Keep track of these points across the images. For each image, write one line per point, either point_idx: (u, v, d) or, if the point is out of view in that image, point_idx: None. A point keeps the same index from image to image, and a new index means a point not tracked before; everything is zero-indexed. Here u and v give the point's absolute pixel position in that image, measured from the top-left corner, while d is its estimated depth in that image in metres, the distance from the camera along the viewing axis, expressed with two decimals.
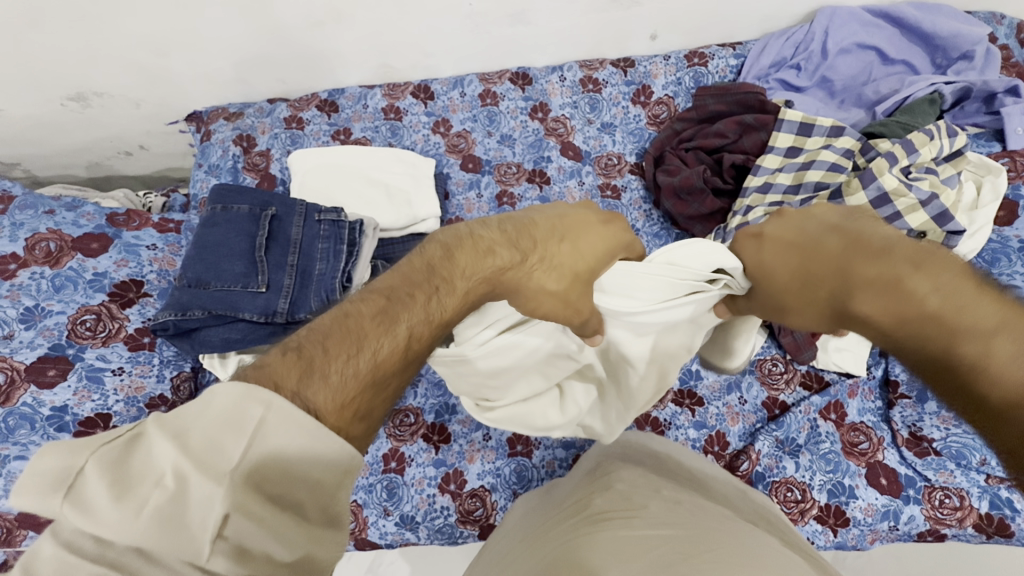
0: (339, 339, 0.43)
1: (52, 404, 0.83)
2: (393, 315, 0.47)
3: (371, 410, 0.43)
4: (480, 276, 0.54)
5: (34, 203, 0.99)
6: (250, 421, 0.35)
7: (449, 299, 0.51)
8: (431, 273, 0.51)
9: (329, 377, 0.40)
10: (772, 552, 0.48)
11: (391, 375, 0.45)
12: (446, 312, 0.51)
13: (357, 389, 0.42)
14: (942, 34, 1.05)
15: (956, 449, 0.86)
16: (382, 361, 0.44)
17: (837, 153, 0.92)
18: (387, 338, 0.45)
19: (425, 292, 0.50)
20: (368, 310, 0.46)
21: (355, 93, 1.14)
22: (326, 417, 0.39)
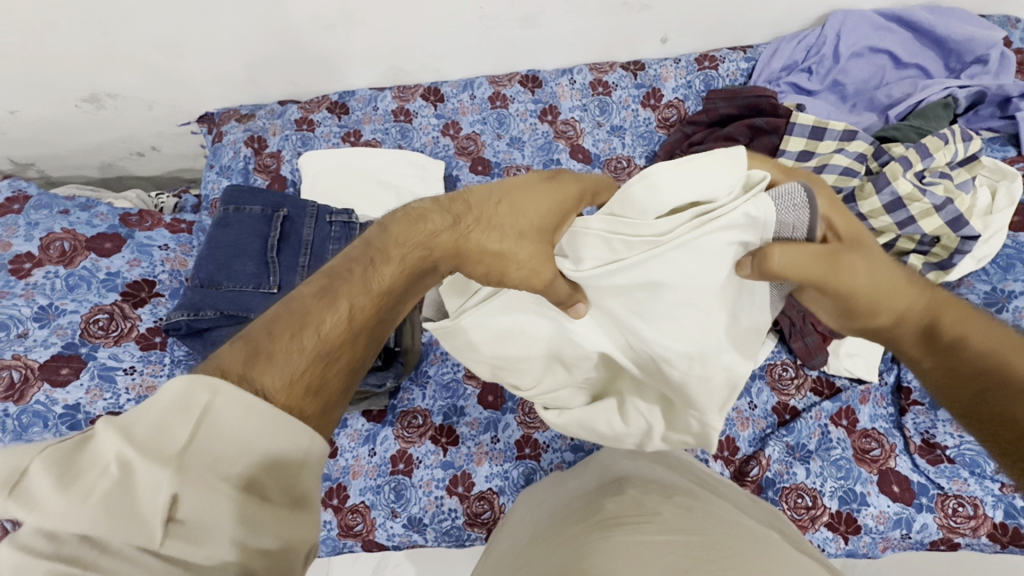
0: (283, 320, 0.40)
1: (64, 402, 0.84)
2: (333, 292, 0.42)
3: (328, 385, 0.40)
4: (414, 243, 0.47)
5: (49, 203, 1.00)
6: (196, 406, 0.33)
7: (389, 269, 0.45)
8: (366, 246, 0.46)
9: (275, 356, 0.38)
10: (781, 558, 0.47)
11: (352, 346, 0.42)
12: (393, 284, 0.45)
13: (305, 365, 0.38)
14: (955, 37, 1.04)
15: (969, 457, 0.85)
16: (327, 336, 0.40)
17: (850, 157, 0.91)
18: (330, 312, 0.41)
19: (363, 266, 0.44)
20: (310, 286, 0.42)
21: (366, 95, 1.15)
22: (280, 396, 0.37)
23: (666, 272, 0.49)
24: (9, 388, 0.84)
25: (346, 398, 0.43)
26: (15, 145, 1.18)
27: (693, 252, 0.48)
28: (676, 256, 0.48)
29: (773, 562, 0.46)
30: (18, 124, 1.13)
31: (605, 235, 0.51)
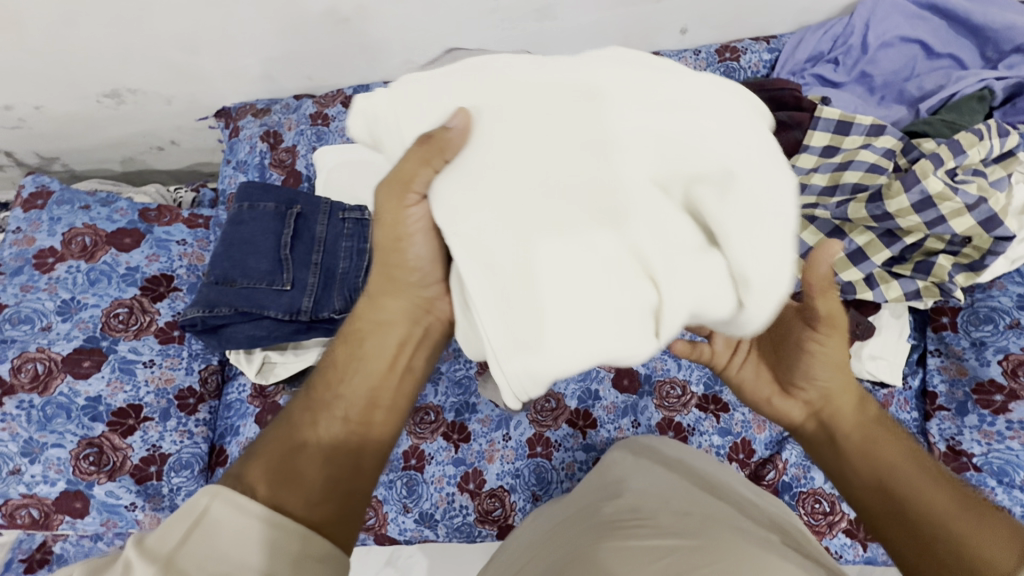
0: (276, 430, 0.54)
1: (86, 394, 0.86)
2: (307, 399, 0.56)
3: (305, 475, 0.49)
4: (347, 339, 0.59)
5: (70, 198, 1.01)
6: (195, 511, 0.42)
7: (341, 348, 0.58)
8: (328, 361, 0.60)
9: (260, 454, 0.51)
10: (780, 559, 0.46)
11: (322, 430, 0.53)
12: (342, 358, 0.57)
13: (276, 458, 0.50)
14: (993, 26, 0.99)
15: (997, 465, 0.79)
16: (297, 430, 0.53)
17: (877, 153, 0.88)
18: (304, 413, 0.54)
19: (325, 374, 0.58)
20: (299, 396, 0.57)
21: (380, 89, 1.14)
22: (259, 489, 0.46)
23: (529, 137, 0.43)
24: (33, 380, 0.86)
25: (338, 488, 0.50)
26: (40, 140, 1.20)
27: (502, 97, 0.45)
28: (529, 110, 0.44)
29: (770, 565, 0.45)
30: (43, 119, 1.15)
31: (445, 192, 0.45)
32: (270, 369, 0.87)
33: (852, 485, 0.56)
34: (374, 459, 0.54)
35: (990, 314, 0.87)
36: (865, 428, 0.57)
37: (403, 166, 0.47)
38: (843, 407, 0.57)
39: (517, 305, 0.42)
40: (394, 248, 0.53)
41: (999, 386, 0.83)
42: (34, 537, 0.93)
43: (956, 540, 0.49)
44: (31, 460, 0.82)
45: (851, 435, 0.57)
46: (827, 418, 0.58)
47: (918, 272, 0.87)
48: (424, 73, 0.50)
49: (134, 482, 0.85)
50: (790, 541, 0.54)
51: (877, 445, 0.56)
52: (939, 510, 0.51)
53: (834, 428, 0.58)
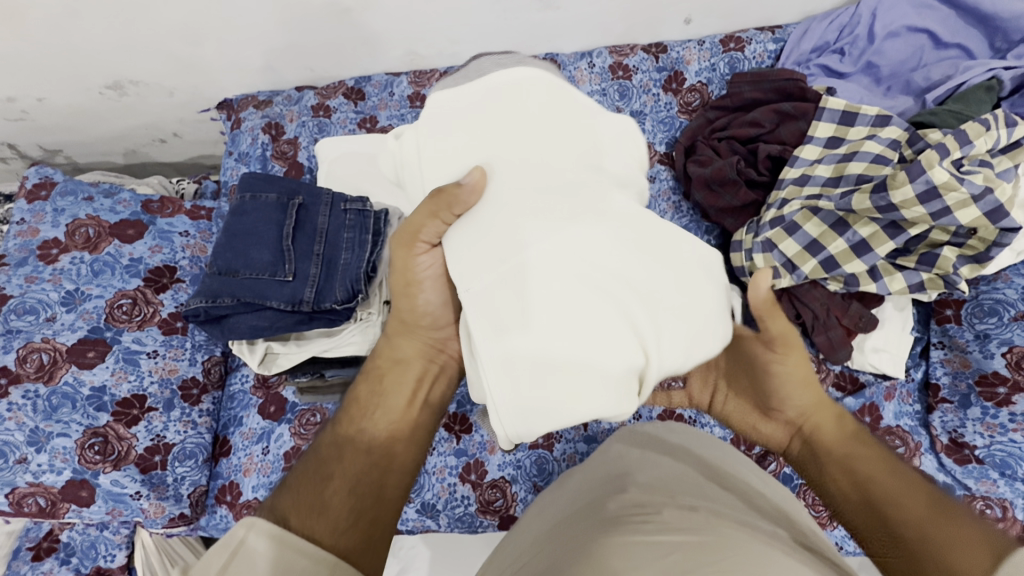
0: (311, 470, 0.54)
1: (91, 384, 0.87)
2: (338, 440, 0.57)
3: (331, 505, 0.50)
4: (369, 379, 0.62)
5: (74, 189, 1.01)
6: (233, 540, 0.42)
7: (363, 385, 0.62)
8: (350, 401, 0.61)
9: (293, 486, 0.51)
10: (778, 554, 0.46)
11: (347, 462, 0.55)
12: (364, 393, 0.60)
13: (313, 490, 0.51)
14: (1002, 15, 0.98)
15: (999, 458, 0.79)
16: (332, 467, 0.54)
17: (882, 144, 0.87)
18: (335, 452, 0.56)
19: (348, 415, 0.59)
20: (325, 433, 0.59)
21: (381, 81, 1.14)
22: (291, 520, 0.46)
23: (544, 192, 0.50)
24: (39, 370, 0.86)
25: (364, 515, 0.51)
26: (42, 132, 1.20)
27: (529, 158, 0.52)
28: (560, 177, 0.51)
29: (770, 560, 0.44)
30: (46, 111, 1.15)
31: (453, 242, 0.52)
32: (272, 359, 0.87)
33: (835, 496, 0.58)
34: (394, 483, 0.56)
35: (995, 306, 0.87)
36: (852, 444, 0.60)
37: (413, 219, 0.54)
38: (825, 428, 0.62)
39: (513, 318, 0.48)
40: (405, 293, 0.61)
41: (1002, 378, 0.82)
42: (41, 526, 0.94)
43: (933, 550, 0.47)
44: (37, 449, 0.83)
45: (832, 448, 0.61)
46: (809, 435, 0.63)
47: (922, 265, 0.87)
48: (452, 99, 0.55)
49: (138, 471, 0.85)
50: (794, 530, 0.54)
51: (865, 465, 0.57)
52: (915, 524, 0.50)
53: (816, 443, 0.62)
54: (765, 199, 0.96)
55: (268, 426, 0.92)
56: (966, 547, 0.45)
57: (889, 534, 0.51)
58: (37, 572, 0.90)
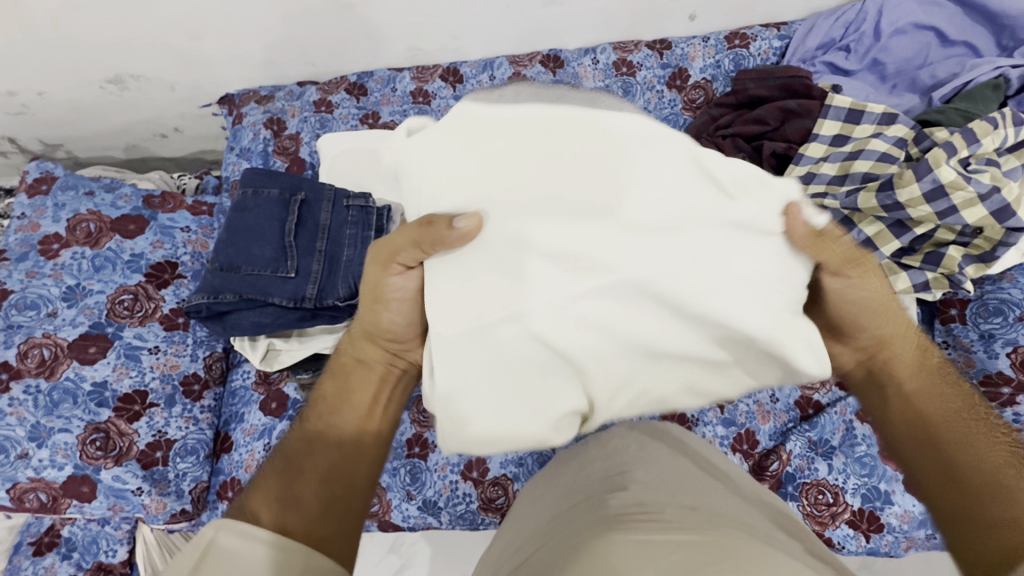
0: (279, 469, 0.53)
1: (92, 379, 0.87)
2: (309, 439, 0.56)
3: (304, 493, 0.50)
4: (336, 377, 0.61)
5: (75, 184, 1.01)
6: (204, 542, 0.43)
7: (329, 382, 0.61)
8: (319, 399, 0.60)
9: (262, 485, 0.51)
10: (777, 552, 0.46)
11: (314, 451, 0.55)
12: (330, 391, 0.60)
13: (279, 488, 0.50)
14: (1010, 12, 0.97)
15: None
16: (298, 465, 0.53)
17: (888, 142, 0.87)
18: (304, 451, 0.55)
19: (317, 412, 0.59)
20: (294, 431, 0.58)
21: (384, 76, 1.13)
22: (263, 516, 0.47)
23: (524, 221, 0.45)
24: (39, 365, 0.86)
25: (337, 502, 0.51)
26: (43, 126, 1.20)
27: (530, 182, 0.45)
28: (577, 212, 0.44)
29: (772, 558, 0.44)
30: (47, 105, 1.14)
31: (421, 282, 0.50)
32: (274, 356, 0.87)
33: (892, 435, 0.53)
34: (363, 475, 0.55)
35: (1000, 306, 0.86)
36: (924, 376, 0.53)
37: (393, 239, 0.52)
38: (899, 354, 0.54)
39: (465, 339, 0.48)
40: (372, 308, 0.59)
41: (1006, 379, 0.81)
42: (42, 520, 0.94)
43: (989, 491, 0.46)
44: (38, 445, 0.83)
45: (904, 384, 0.53)
46: (882, 369, 0.54)
47: (927, 263, 0.86)
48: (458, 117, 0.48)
49: (140, 467, 0.85)
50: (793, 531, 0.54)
51: (931, 399, 0.52)
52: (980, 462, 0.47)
53: (888, 378, 0.54)
54: None
55: (269, 422, 0.91)
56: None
57: (942, 471, 0.49)
58: (38, 567, 0.90)
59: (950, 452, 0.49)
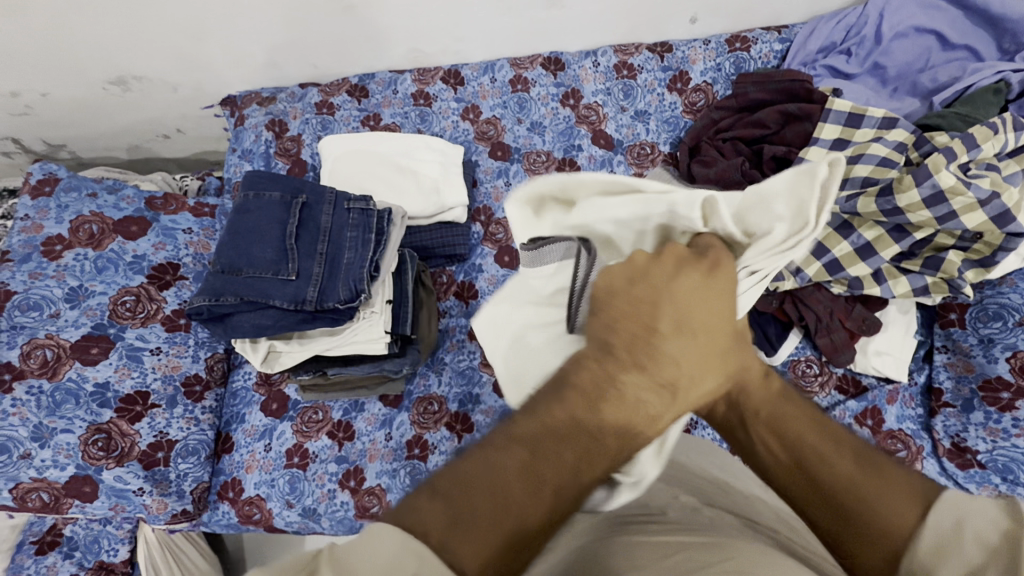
0: (480, 488, 0.33)
1: (94, 380, 0.87)
2: (530, 466, 0.34)
3: (515, 505, 0.33)
4: (609, 398, 0.37)
5: (78, 185, 1.01)
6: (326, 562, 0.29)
7: (571, 396, 0.37)
8: (572, 423, 0.36)
9: (465, 518, 0.31)
10: (780, 552, 0.46)
11: (522, 434, 0.36)
12: (616, 418, 0.36)
13: (482, 534, 0.31)
14: (1012, 16, 0.97)
15: (1002, 463, 0.79)
16: (507, 503, 0.33)
17: (889, 147, 0.87)
18: (520, 488, 0.33)
19: (546, 435, 0.36)
20: (500, 435, 0.35)
21: (385, 78, 1.14)
22: (454, 559, 0.30)
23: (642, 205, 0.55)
24: (42, 366, 0.87)
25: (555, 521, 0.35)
26: (46, 127, 1.20)
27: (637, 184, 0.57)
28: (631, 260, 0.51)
29: (776, 557, 0.44)
30: (50, 106, 1.15)
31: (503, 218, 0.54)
32: (275, 358, 0.88)
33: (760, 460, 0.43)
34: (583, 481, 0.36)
35: (1000, 311, 0.85)
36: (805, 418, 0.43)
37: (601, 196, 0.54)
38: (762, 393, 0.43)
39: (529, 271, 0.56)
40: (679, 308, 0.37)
41: (1006, 384, 0.81)
42: (45, 520, 0.94)
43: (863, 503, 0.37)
44: (41, 445, 0.83)
45: (761, 411, 0.43)
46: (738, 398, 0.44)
47: (926, 268, 0.86)
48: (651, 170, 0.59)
49: (141, 467, 0.86)
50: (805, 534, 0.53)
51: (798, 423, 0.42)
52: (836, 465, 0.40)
53: (744, 405, 0.44)
54: None
55: (270, 423, 0.92)
56: (894, 505, 0.36)
57: (806, 484, 0.40)
58: (41, 566, 0.91)
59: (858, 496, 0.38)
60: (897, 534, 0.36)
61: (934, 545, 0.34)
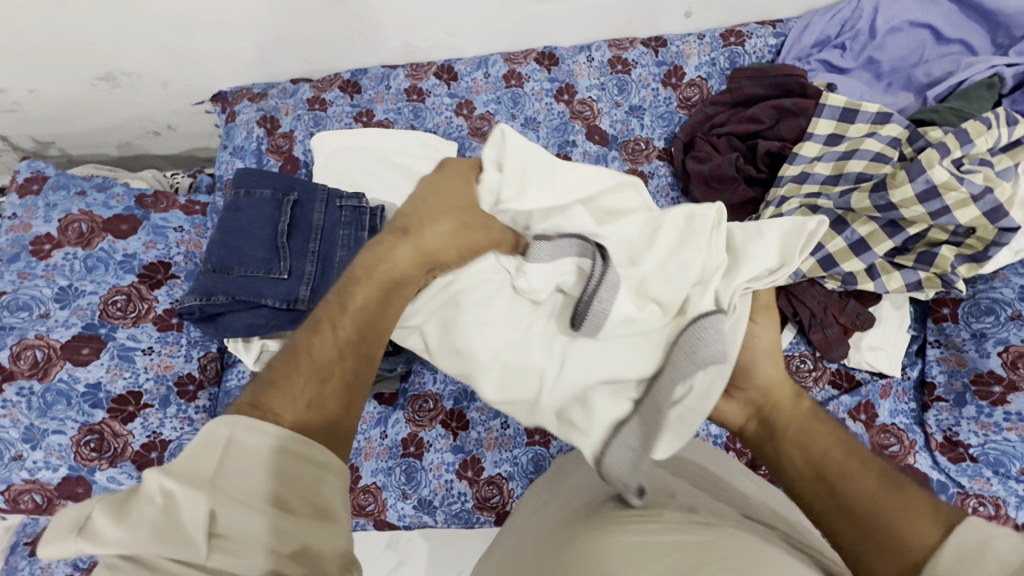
0: (297, 384, 0.44)
1: (86, 380, 0.87)
2: (320, 367, 0.46)
3: (323, 402, 0.44)
4: (355, 332, 0.49)
5: (66, 183, 1.00)
6: (160, 497, 0.35)
7: (310, 327, 0.49)
8: (305, 345, 0.47)
9: (306, 400, 0.43)
10: (771, 548, 0.46)
11: (316, 345, 0.47)
12: (360, 327, 0.50)
13: (329, 410, 0.44)
14: (1005, 10, 0.97)
15: (993, 456, 0.80)
16: (327, 396, 0.45)
17: (883, 142, 0.87)
18: (325, 386, 0.45)
19: (346, 353, 0.48)
20: (277, 363, 0.46)
21: (378, 74, 1.12)
22: (283, 416, 0.41)
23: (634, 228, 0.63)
24: (32, 367, 0.86)
25: (350, 410, 0.46)
26: (34, 124, 1.19)
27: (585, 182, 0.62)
28: (635, 257, 0.61)
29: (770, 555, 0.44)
30: (38, 102, 1.13)
31: (490, 149, 0.61)
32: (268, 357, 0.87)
33: (789, 473, 0.53)
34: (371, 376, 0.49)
35: (992, 305, 0.86)
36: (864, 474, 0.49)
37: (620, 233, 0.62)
38: (815, 442, 0.53)
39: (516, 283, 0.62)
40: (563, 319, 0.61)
41: (998, 378, 0.82)
42: (38, 521, 0.94)
43: (882, 519, 0.45)
44: (33, 447, 0.83)
45: (826, 468, 0.51)
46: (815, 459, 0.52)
47: (920, 263, 0.86)
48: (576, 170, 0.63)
49: (135, 468, 0.85)
50: (793, 533, 0.53)
51: (834, 470, 0.50)
52: (865, 495, 0.47)
53: (774, 424, 0.56)
54: (763, 196, 0.95)
55: None
56: (920, 527, 0.42)
57: (832, 499, 0.49)
58: (35, 567, 0.90)
59: (891, 525, 0.44)
60: (920, 542, 0.41)
61: (948, 559, 0.39)
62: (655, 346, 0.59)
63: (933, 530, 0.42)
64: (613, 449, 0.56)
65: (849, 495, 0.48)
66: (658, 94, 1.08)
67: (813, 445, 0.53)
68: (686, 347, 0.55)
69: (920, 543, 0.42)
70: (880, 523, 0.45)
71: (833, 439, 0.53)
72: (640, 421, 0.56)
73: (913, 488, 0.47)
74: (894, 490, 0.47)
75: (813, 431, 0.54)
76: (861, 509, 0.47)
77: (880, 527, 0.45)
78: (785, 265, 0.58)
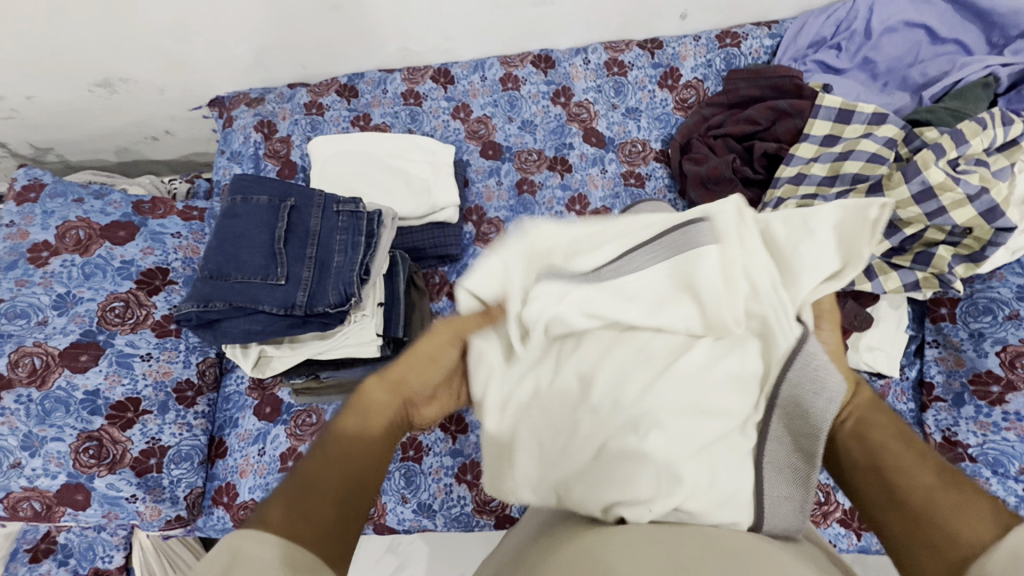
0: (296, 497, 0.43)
1: (84, 388, 0.86)
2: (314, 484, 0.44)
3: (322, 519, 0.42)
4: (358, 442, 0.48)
5: (64, 191, 1.00)
6: None
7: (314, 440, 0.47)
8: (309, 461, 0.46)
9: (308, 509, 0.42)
10: (770, 548, 0.42)
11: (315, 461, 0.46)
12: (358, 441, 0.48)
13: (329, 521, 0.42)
14: (999, 10, 0.97)
15: (992, 456, 0.79)
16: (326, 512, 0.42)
17: (878, 143, 0.87)
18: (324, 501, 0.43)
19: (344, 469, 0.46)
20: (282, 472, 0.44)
21: (375, 78, 1.13)
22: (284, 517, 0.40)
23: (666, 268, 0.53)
24: (30, 374, 0.86)
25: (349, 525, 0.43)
26: (32, 130, 1.19)
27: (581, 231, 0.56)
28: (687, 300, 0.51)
29: (775, 557, 0.40)
30: (36, 109, 1.13)
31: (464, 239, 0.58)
32: (266, 363, 0.87)
33: (841, 460, 0.53)
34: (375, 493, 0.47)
35: (990, 305, 0.86)
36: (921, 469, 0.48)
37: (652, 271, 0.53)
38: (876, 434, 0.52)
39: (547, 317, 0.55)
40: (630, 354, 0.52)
41: (996, 377, 0.82)
42: (38, 528, 0.94)
43: (934, 517, 0.45)
44: (31, 454, 0.83)
45: (882, 460, 0.50)
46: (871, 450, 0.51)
47: (917, 263, 0.86)
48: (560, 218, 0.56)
49: (134, 474, 0.85)
50: (826, 559, 0.48)
51: (890, 461, 0.50)
52: (918, 491, 0.47)
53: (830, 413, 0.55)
54: (760, 197, 0.95)
55: (264, 427, 0.92)
56: (972, 530, 0.42)
57: (884, 492, 0.49)
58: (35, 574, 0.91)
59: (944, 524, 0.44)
60: (971, 545, 0.42)
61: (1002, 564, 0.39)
62: (733, 384, 0.50)
63: (988, 533, 0.42)
64: (767, 508, 0.48)
65: (902, 490, 0.48)
66: (654, 97, 1.08)
67: (870, 435, 0.52)
68: (797, 383, 0.48)
69: (972, 546, 0.42)
70: (933, 523, 0.45)
71: (892, 430, 0.52)
72: (773, 468, 0.49)
73: (971, 487, 0.46)
74: (949, 490, 0.46)
75: (874, 422, 0.53)
76: (913, 505, 0.47)
77: (933, 528, 0.45)
78: (851, 263, 0.49)
